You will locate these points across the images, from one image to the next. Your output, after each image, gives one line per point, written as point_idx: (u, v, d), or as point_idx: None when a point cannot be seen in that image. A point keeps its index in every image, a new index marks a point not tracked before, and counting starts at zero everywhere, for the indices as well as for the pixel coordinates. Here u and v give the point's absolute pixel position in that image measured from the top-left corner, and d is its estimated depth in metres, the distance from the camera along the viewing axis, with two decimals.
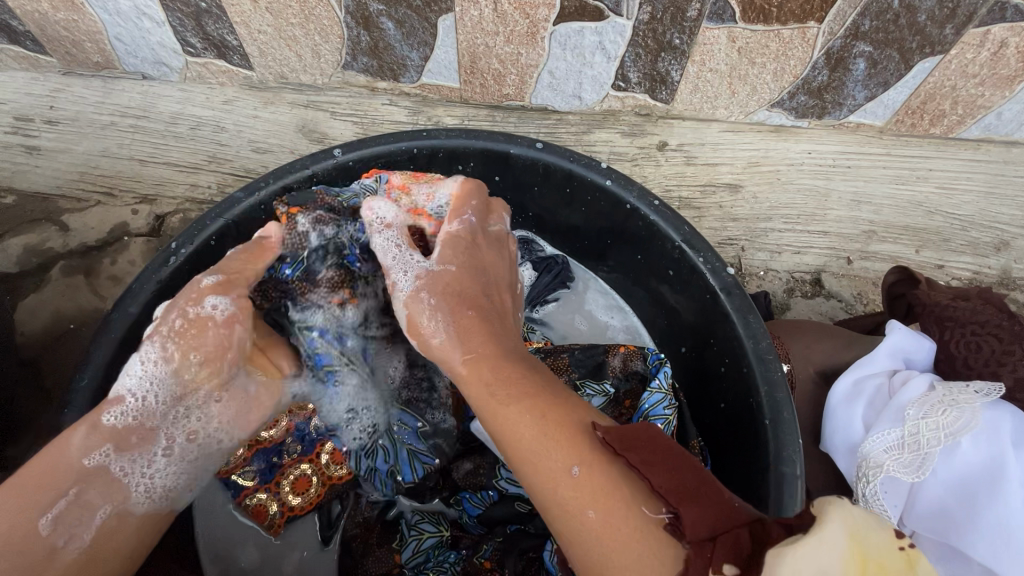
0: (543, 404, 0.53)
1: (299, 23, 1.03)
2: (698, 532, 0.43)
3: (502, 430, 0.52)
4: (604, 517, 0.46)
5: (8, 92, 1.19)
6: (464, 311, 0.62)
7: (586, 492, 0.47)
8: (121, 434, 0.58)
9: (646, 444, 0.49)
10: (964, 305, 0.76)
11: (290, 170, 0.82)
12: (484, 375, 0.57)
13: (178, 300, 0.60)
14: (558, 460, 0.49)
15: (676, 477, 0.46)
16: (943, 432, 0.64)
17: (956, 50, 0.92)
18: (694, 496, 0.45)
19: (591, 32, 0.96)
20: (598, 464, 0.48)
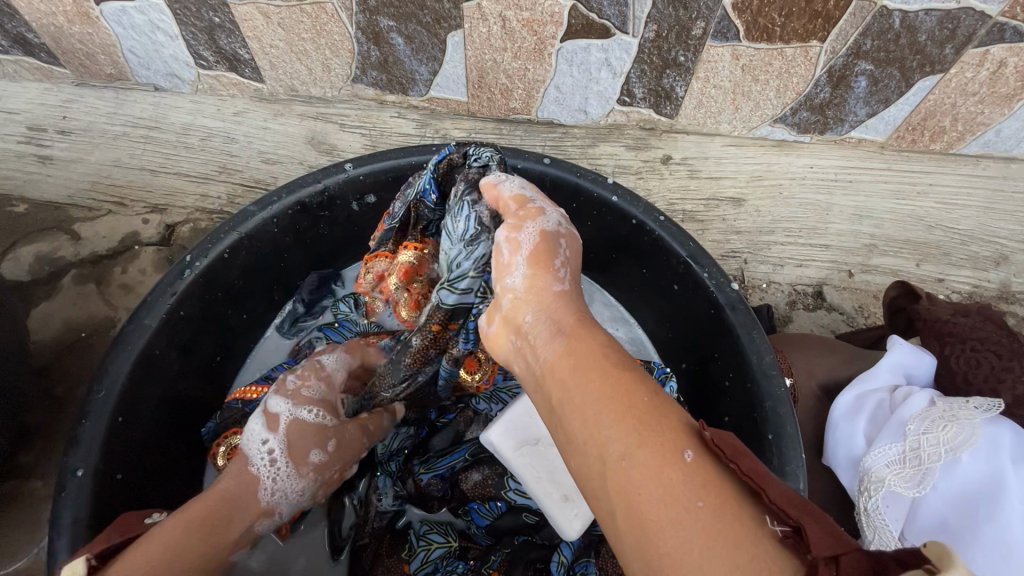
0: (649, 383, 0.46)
1: (310, 38, 1.04)
2: (822, 548, 0.35)
3: (603, 386, 0.45)
4: (710, 514, 0.37)
5: (22, 102, 1.21)
6: (581, 278, 0.61)
7: (695, 481, 0.39)
8: (250, 537, 0.68)
9: (743, 451, 0.42)
10: (964, 321, 0.78)
11: (302, 185, 0.84)
12: (582, 338, 0.51)
13: (345, 456, 0.75)
14: (667, 441, 0.41)
15: (787, 493, 0.40)
16: (944, 447, 0.65)
17: (956, 69, 0.93)
18: (819, 517, 0.38)
19: (598, 49, 0.98)
20: (707, 453, 0.41)
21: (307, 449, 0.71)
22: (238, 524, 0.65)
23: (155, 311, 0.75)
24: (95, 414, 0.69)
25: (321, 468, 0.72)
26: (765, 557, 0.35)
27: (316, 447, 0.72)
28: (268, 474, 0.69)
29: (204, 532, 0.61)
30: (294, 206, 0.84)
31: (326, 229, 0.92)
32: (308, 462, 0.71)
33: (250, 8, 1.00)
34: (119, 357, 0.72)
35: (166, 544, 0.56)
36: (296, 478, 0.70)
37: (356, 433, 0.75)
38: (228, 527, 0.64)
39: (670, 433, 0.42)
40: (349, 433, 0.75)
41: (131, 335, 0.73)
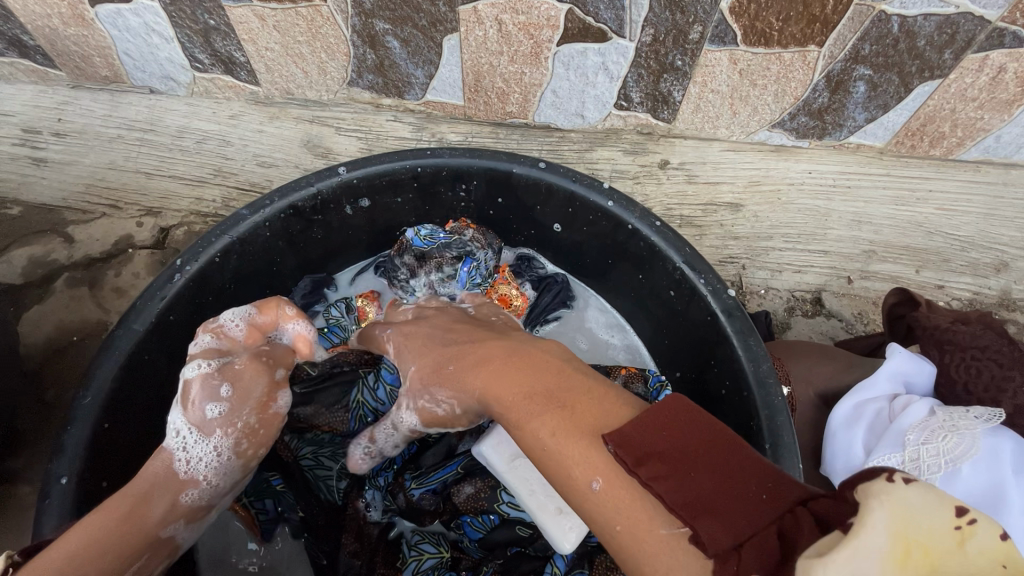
0: (559, 414, 0.52)
1: (306, 41, 1.04)
2: (723, 542, 0.40)
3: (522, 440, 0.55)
4: (626, 529, 0.45)
5: (17, 104, 1.20)
6: (444, 371, 0.67)
7: (610, 504, 0.47)
8: (191, 510, 0.67)
9: (683, 459, 0.45)
10: (964, 330, 0.76)
11: (295, 188, 0.83)
12: (498, 391, 0.58)
13: (248, 396, 0.70)
14: (578, 473, 0.49)
15: (696, 486, 0.43)
16: (943, 458, 0.65)
17: (955, 75, 0.93)
18: (722, 505, 0.42)
19: (595, 53, 0.97)
20: (615, 474, 0.47)
21: (200, 408, 0.68)
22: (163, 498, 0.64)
23: (143, 316, 0.74)
24: (80, 421, 0.67)
25: (224, 421, 0.69)
26: (676, 556, 0.42)
27: (210, 399, 0.68)
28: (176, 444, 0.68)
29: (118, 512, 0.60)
30: (286, 210, 0.83)
31: (319, 233, 0.91)
32: (209, 422, 0.68)
33: (246, 11, 0.99)
34: (106, 362, 0.71)
35: (86, 534, 0.57)
36: (202, 441, 0.68)
37: (253, 377, 0.71)
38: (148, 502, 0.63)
39: (581, 465, 0.49)
40: (240, 376, 0.70)
41: (119, 340, 0.72)
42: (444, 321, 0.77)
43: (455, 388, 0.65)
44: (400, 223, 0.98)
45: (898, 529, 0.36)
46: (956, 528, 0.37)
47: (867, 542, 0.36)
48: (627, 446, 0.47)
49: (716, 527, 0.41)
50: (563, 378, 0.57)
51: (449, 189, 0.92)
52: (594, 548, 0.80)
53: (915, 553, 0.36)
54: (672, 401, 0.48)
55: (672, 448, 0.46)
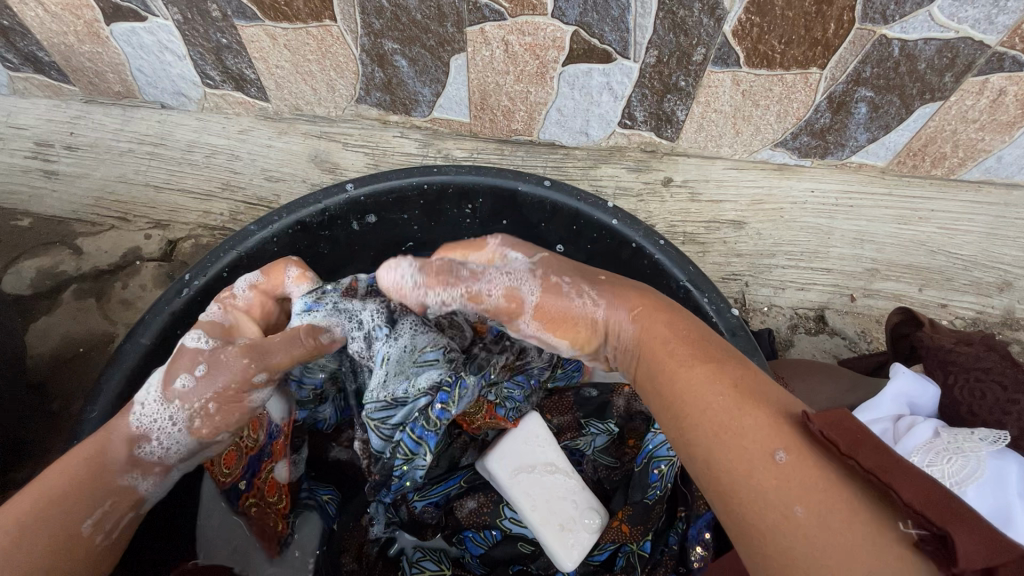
0: (738, 384, 0.51)
1: (316, 59, 1.06)
2: (972, 560, 0.38)
3: (688, 398, 0.51)
4: (815, 518, 0.42)
5: (30, 118, 1.22)
6: (597, 278, 0.65)
7: (796, 484, 0.44)
8: (147, 464, 0.63)
9: (878, 449, 0.44)
10: (968, 351, 0.77)
11: (302, 205, 0.84)
12: (671, 348, 0.56)
13: (214, 382, 0.64)
14: (757, 445, 0.46)
15: (920, 486, 0.41)
16: (948, 481, 0.64)
17: (955, 97, 0.94)
18: (951, 512, 0.40)
19: (599, 73, 0.98)
20: (807, 454, 0.45)
21: (174, 373, 0.64)
22: (121, 496, 0.61)
23: (150, 329, 0.75)
24: (87, 435, 0.68)
25: (187, 395, 0.64)
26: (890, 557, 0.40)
27: (183, 373, 0.64)
28: (138, 415, 0.63)
29: (68, 498, 0.56)
30: (294, 226, 0.84)
31: (326, 248, 0.92)
32: (173, 390, 0.64)
33: (257, 30, 1.01)
34: (113, 377, 0.71)
35: (36, 491, 0.56)
36: (163, 406, 0.63)
37: (224, 363, 0.64)
38: (99, 499, 0.59)
39: (768, 435, 0.47)
40: (218, 360, 0.65)
41: (127, 353, 0.73)
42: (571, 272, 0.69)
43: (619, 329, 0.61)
44: (405, 238, 0.99)
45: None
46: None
47: None
48: (831, 428, 0.45)
49: (959, 534, 0.38)
50: (741, 354, 0.55)
51: (455, 206, 0.93)
52: (596, 567, 0.79)
53: None
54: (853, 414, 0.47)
55: (878, 445, 0.44)
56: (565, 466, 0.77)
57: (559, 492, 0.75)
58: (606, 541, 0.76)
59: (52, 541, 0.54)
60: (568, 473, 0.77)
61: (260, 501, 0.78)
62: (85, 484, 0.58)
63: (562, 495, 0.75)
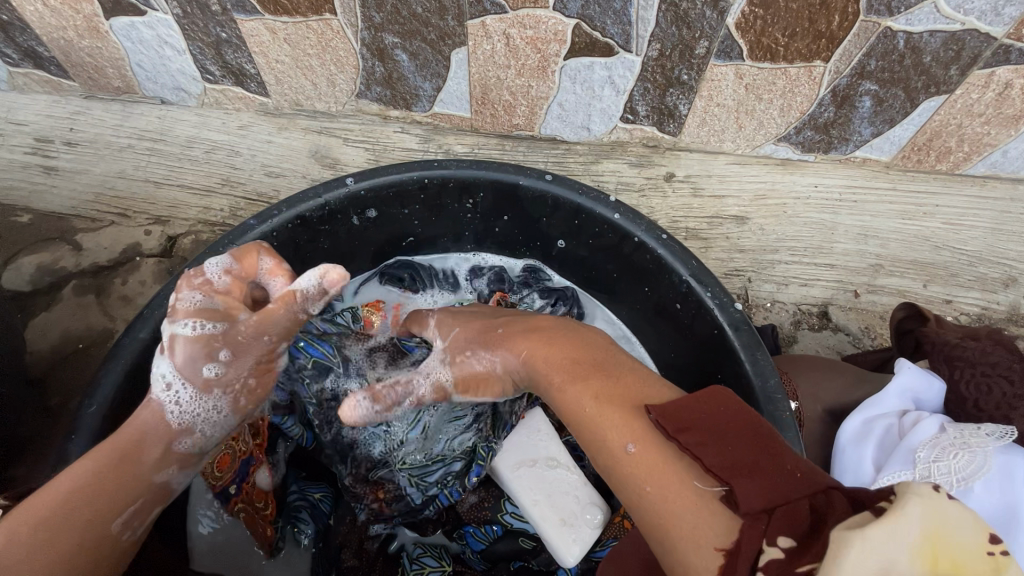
0: (606, 386, 0.57)
1: (316, 54, 1.05)
2: (752, 505, 0.43)
3: (562, 406, 0.59)
4: (660, 491, 0.48)
5: (30, 114, 1.22)
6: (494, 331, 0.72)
7: (643, 467, 0.50)
8: (186, 457, 0.67)
9: (702, 421, 0.49)
10: (973, 346, 0.76)
11: (302, 199, 0.84)
12: (548, 360, 0.62)
13: (249, 360, 0.69)
14: (613, 440, 0.53)
15: (730, 453, 0.47)
16: (954, 475, 0.64)
17: (961, 90, 0.93)
18: (754, 471, 0.45)
19: (601, 67, 0.98)
20: (652, 439, 0.51)
21: (197, 366, 0.66)
22: (152, 494, 0.64)
23: (149, 324, 0.74)
24: (85, 430, 0.67)
25: (224, 380, 0.68)
26: (706, 512, 0.46)
27: (207, 363, 0.67)
28: (175, 412, 0.66)
29: (99, 500, 0.58)
30: (294, 220, 0.84)
31: (326, 243, 0.92)
32: (206, 381, 0.67)
33: (257, 24, 1.01)
34: (111, 372, 0.71)
35: (69, 479, 0.58)
36: (201, 397, 0.67)
37: (253, 344, 0.69)
38: (132, 498, 0.61)
39: (620, 428, 0.53)
40: (241, 344, 0.68)
41: (125, 348, 0.72)
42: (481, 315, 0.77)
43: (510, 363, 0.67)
44: (406, 234, 0.99)
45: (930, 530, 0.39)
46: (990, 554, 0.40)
47: (900, 527, 0.38)
48: (665, 415, 0.51)
49: (750, 487, 0.44)
50: (608, 357, 0.61)
51: (456, 201, 0.92)
52: (598, 564, 0.78)
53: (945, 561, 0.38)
54: (710, 389, 0.52)
55: (707, 420, 0.50)
56: (566, 462, 0.77)
57: (561, 488, 0.75)
58: (609, 538, 0.76)
59: (85, 541, 0.57)
60: (570, 468, 0.77)
61: (248, 506, 0.76)
62: (118, 485, 0.60)
63: (565, 490, 0.75)
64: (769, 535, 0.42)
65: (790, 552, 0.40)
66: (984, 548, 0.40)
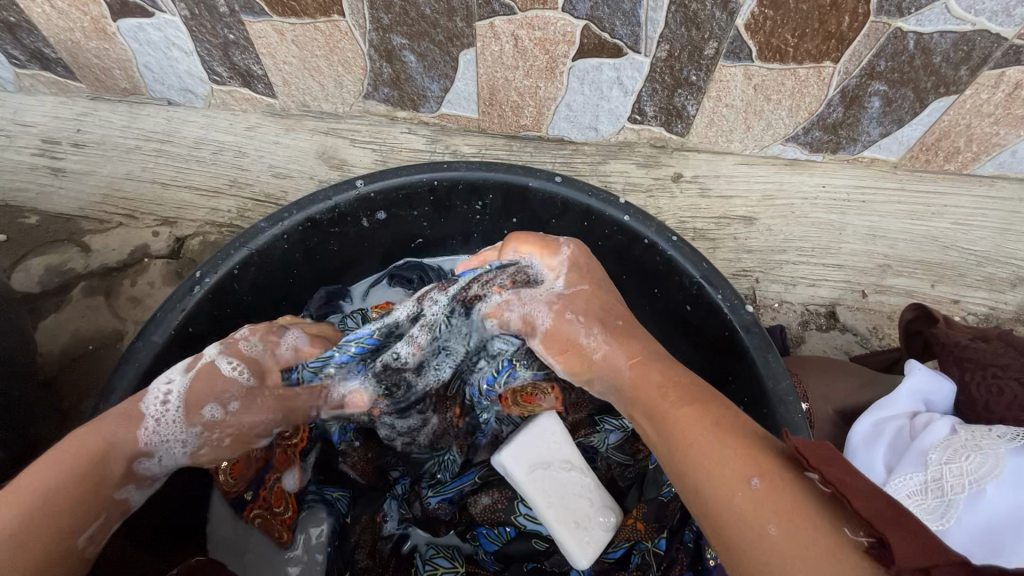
0: (717, 419, 0.53)
1: (324, 55, 1.05)
2: (911, 560, 0.39)
3: (672, 431, 0.54)
4: (787, 534, 0.44)
5: (37, 115, 1.22)
6: (614, 322, 0.68)
7: (767, 506, 0.46)
8: (142, 477, 0.64)
9: (840, 463, 0.46)
10: (984, 347, 0.77)
11: (312, 201, 0.84)
12: (656, 381, 0.60)
13: (228, 425, 0.69)
14: (730, 473, 0.49)
15: (875, 501, 0.43)
16: (967, 479, 0.63)
17: (971, 91, 0.93)
18: (901, 521, 0.42)
19: (610, 67, 0.97)
20: (781, 478, 0.47)
21: (202, 403, 0.67)
22: (113, 511, 0.61)
23: (163, 326, 0.74)
24: None
25: (222, 424, 0.68)
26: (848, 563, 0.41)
27: (210, 401, 0.67)
28: (149, 431, 0.63)
29: (68, 512, 0.56)
30: (305, 222, 0.84)
31: (336, 245, 0.92)
32: (200, 415, 0.66)
33: (264, 26, 1.00)
34: (125, 375, 0.71)
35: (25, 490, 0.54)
36: (182, 427, 0.65)
37: (256, 417, 0.71)
38: (95, 514, 0.59)
39: (739, 462, 0.49)
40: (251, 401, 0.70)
41: (139, 351, 0.73)
42: (606, 287, 0.73)
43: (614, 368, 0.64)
44: (414, 235, 0.99)
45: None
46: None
47: None
48: (803, 448, 0.47)
49: (905, 545, 0.40)
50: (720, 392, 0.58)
51: (465, 202, 0.92)
52: (611, 565, 0.79)
53: None
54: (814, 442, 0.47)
55: (843, 466, 0.45)
56: (579, 464, 0.77)
57: (575, 491, 0.75)
58: (621, 540, 0.76)
59: (47, 556, 0.53)
60: (583, 472, 0.77)
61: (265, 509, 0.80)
62: (85, 498, 0.58)
63: (578, 493, 0.75)
64: None
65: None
66: None
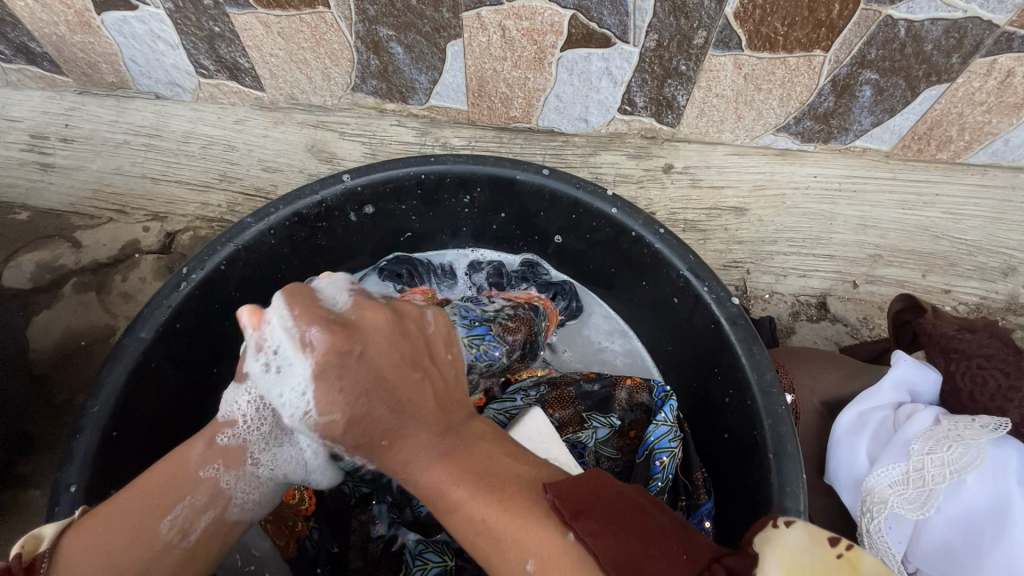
0: (489, 492, 0.50)
1: (311, 47, 1.04)
2: None
3: (458, 524, 0.50)
4: None
5: (24, 110, 1.21)
6: (374, 403, 0.54)
7: None
8: (230, 452, 0.60)
9: (592, 496, 0.48)
10: (970, 338, 0.76)
11: (298, 196, 0.83)
12: (437, 475, 0.52)
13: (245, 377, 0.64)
14: (513, 556, 0.47)
15: (626, 544, 0.45)
16: (948, 469, 0.64)
17: (962, 79, 0.92)
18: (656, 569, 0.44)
19: (599, 58, 0.97)
20: (551, 545, 0.46)
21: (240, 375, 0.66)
22: (200, 492, 0.57)
23: (149, 324, 0.75)
24: (90, 429, 0.68)
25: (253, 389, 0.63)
26: None
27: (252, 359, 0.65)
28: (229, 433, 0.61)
29: (148, 497, 0.55)
30: (291, 217, 0.84)
31: (324, 240, 0.92)
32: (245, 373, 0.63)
33: (249, 18, 0.99)
34: (113, 372, 0.71)
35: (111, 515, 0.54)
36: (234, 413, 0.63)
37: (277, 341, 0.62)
38: (176, 496, 0.56)
39: (518, 536, 0.47)
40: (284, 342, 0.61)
41: (127, 348, 0.73)
42: (379, 358, 0.55)
43: (408, 474, 0.54)
44: (403, 229, 0.99)
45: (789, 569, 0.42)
46: (841, 555, 0.43)
47: None
48: (563, 497, 0.47)
49: None
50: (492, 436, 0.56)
51: (453, 196, 0.92)
52: None
53: None
54: (595, 474, 0.50)
55: (602, 504, 0.48)
56: (565, 462, 0.73)
57: None
58: None
59: (131, 536, 0.53)
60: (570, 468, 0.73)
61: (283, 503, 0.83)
62: (165, 482, 0.56)
63: None
64: None
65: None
66: (833, 552, 0.43)
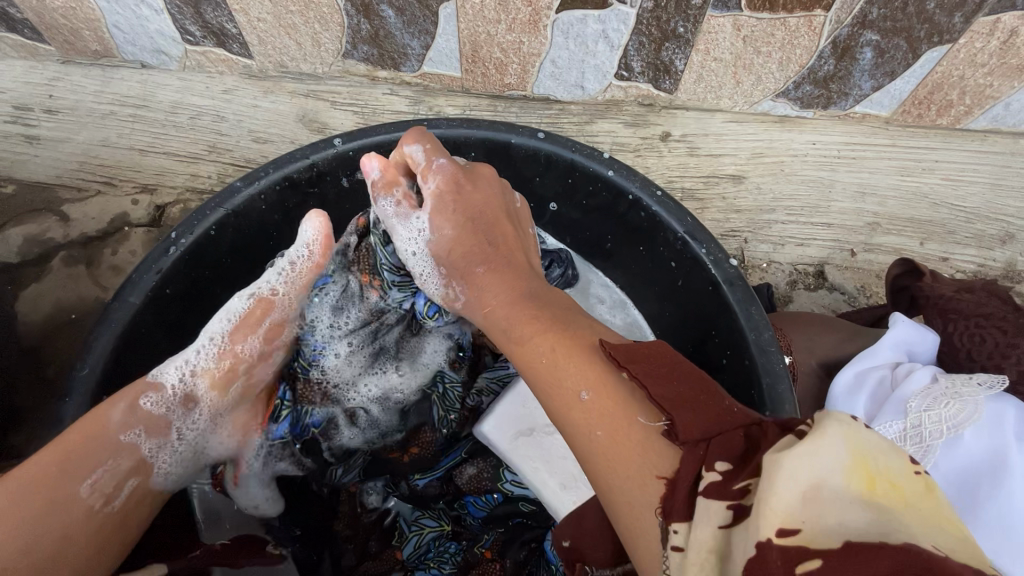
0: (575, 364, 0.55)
1: (299, 10, 1.01)
2: (693, 433, 0.44)
3: (552, 383, 0.56)
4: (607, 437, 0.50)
5: (7, 80, 1.18)
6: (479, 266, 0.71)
7: (602, 411, 0.51)
8: (152, 419, 0.68)
9: (651, 359, 0.51)
10: (968, 298, 0.76)
11: (289, 160, 0.81)
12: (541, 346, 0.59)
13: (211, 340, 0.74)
14: (572, 392, 0.53)
15: (676, 388, 0.48)
16: (944, 424, 0.64)
17: (965, 39, 0.90)
18: (692, 397, 0.47)
19: (594, 20, 0.94)
20: (608, 389, 0.52)
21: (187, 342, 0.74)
22: (121, 460, 0.64)
23: (138, 289, 0.73)
24: (78, 393, 0.67)
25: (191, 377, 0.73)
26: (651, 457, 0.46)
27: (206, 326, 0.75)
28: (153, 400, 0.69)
29: (61, 459, 0.60)
30: (281, 182, 0.81)
31: (316, 206, 0.90)
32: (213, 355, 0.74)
33: None
34: (102, 336, 0.70)
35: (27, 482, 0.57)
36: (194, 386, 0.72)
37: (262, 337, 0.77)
38: (93, 460, 0.62)
39: (589, 378, 0.53)
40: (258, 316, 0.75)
41: (116, 312, 0.71)
42: (484, 209, 0.73)
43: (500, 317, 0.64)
44: None
45: (856, 451, 0.37)
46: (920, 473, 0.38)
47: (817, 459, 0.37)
48: (619, 352, 0.52)
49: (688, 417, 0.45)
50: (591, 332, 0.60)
51: None
52: None
53: (882, 486, 0.37)
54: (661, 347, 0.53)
55: (669, 365, 0.50)
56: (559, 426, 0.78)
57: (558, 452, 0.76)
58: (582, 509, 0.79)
59: (47, 501, 0.57)
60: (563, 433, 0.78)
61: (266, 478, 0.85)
62: (80, 445, 0.61)
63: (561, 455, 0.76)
64: (705, 459, 0.43)
65: (725, 473, 0.41)
66: (913, 468, 0.38)
